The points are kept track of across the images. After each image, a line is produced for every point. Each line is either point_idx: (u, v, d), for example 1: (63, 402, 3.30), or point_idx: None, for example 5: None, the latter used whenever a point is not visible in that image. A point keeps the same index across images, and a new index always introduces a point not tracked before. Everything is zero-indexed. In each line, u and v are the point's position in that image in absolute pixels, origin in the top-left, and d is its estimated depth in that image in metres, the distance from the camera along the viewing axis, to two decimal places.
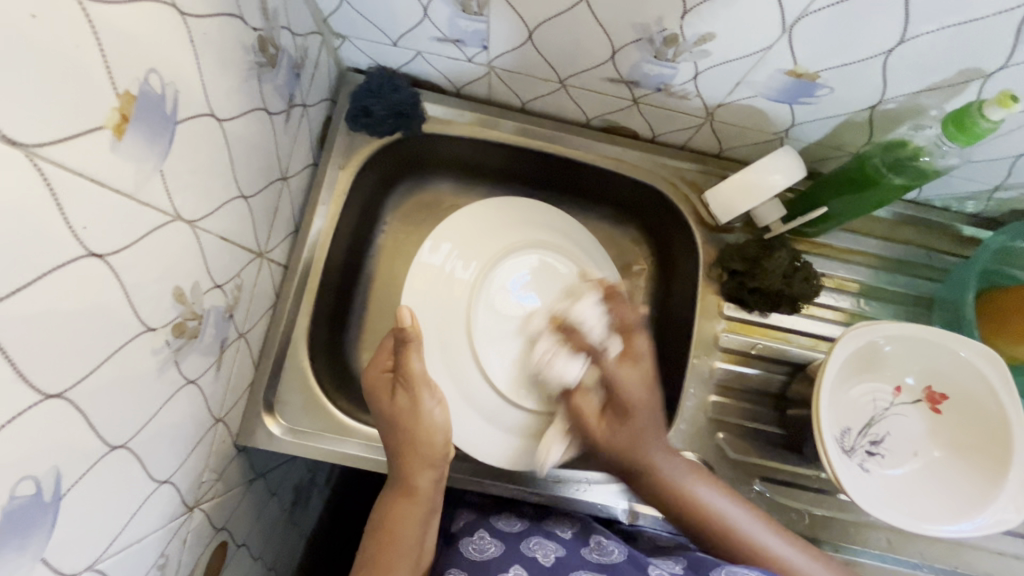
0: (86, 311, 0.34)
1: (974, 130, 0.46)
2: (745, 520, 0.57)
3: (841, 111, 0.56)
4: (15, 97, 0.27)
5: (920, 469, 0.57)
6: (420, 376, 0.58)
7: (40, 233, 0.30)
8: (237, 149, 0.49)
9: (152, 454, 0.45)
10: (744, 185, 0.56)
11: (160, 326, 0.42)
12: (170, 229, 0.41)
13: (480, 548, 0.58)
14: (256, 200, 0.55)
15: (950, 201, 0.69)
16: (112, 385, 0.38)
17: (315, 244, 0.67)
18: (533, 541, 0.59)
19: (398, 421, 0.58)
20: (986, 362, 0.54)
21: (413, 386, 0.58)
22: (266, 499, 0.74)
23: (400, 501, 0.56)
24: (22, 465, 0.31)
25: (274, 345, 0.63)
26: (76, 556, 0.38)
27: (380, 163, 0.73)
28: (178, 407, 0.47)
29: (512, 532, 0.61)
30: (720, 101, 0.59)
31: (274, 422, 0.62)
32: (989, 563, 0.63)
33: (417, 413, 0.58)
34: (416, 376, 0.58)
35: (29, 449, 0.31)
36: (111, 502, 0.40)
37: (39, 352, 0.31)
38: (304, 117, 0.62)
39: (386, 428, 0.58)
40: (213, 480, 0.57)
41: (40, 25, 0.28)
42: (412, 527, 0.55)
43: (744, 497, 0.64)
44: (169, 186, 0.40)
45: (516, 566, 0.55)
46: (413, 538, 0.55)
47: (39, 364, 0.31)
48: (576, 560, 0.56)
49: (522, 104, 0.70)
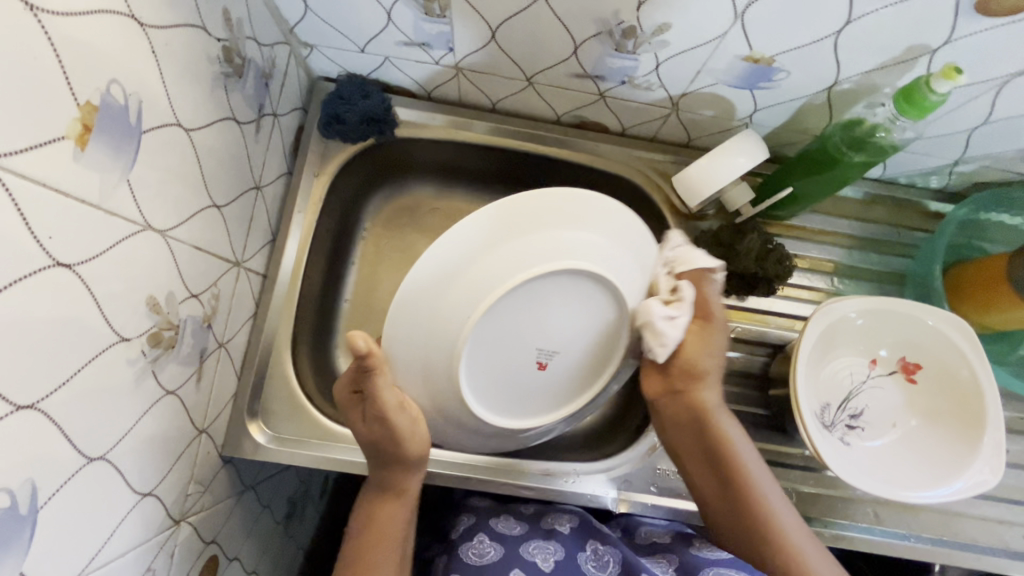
0: (55, 320, 0.34)
1: (924, 104, 0.48)
2: (784, 514, 0.56)
3: (800, 93, 0.57)
4: None
5: (899, 439, 0.58)
6: (391, 404, 0.53)
7: (4, 243, 0.30)
8: (207, 158, 0.49)
9: (132, 466, 0.44)
10: (711, 169, 0.57)
11: (134, 335, 0.42)
12: (140, 239, 0.41)
13: (479, 552, 0.62)
14: (230, 209, 0.55)
15: (914, 177, 0.71)
16: (87, 395, 0.38)
17: (293, 251, 0.67)
18: (533, 545, 0.62)
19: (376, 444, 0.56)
20: (953, 329, 0.56)
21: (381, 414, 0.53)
22: (258, 512, 0.73)
23: (385, 501, 0.60)
24: None
25: (256, 354, 0.63)
26: (57, 570, 0.37)
27: (355, 169, 0.73)
28: (158, 417, 0.47)
29: (511, 535, 0.64)
30: (683, 90, 0.61)
31: (258, 431, 0.61)
32: (981, 531, 0.63)
33: (397, 438, 0.55)
34: (388, 408, 0.53)
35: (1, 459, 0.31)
36: (91, 515, 0.40)
37: (8, 362, 0.31)
38: (275, 127, 0.63)
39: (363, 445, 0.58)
40: (199, 492, 0.57)
41: None
42: (396, 521, 0.60)
43: None
44: (136, 195, 0.40)
45: (515, 569, 0.60)
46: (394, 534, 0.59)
47: (9, 375, 0.31)
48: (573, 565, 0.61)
49: (493, 104, 0.71)
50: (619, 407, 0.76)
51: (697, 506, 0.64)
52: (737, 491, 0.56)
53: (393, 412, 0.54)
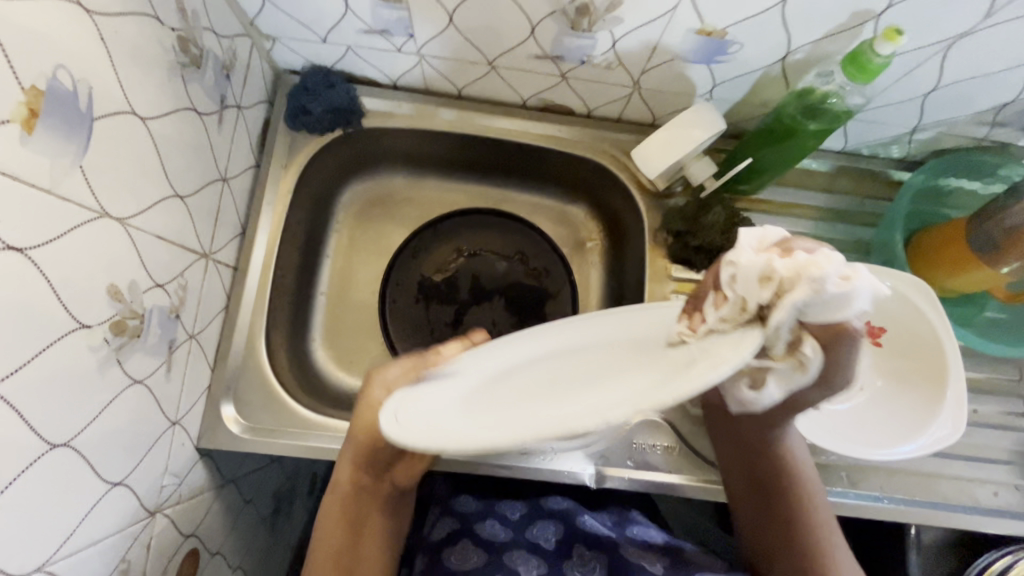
0: (10, 304, 0.34)
1: (870, 67, 0.49)
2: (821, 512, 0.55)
3: (755, 66, 0.58)
4: None
5: (866, 402, 0.58)
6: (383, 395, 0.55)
7: None
8: (166, 148, 0.49)
9: (100, 455, 0.44)
10: (670, 143, 0.58)
11: (96, 323, 0.42)
12: (97, 226, 0.42)
13: (463, 557, 0.62)
14: (195, 200, 0.56)
15: (876, 148, 0.73)
16: (48, 380, 0.38)
17: (263, 243, 0.67)
18: (517, 553, 0.62)
19: (363, 453, 0.55)
20: (914, 292, 0.57)
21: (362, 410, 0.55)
22: (240, 506, 0.73)
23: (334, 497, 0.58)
24: None
25: (229, 347, 0.63)
26: (23, 556, 0.38)
27: (324, 161, 0.74)
28: (125, 407, 0.47)
29: (497, 541, 0.64)
30: (643, 68, 0.62)
31: (233, 422, 0.61)
32: (952, 489, 0.64)
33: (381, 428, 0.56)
34: (362, 411, 0.55)
35: None
36: (58, 503, 0.40)
37: None
38: (240, 119, 0.63)
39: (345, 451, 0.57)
40: (176, 485, 0.57)
41: None
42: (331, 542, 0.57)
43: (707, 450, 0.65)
44: (91, 182, 0.40)
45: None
46: (341, 550, 0.56)
47: None
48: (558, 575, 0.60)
49: (458, 91, 0.71)
50: None
51: (673, 477, 0.64)
52: (775, 485, 0.56)
53: (367, 409, 0.54)
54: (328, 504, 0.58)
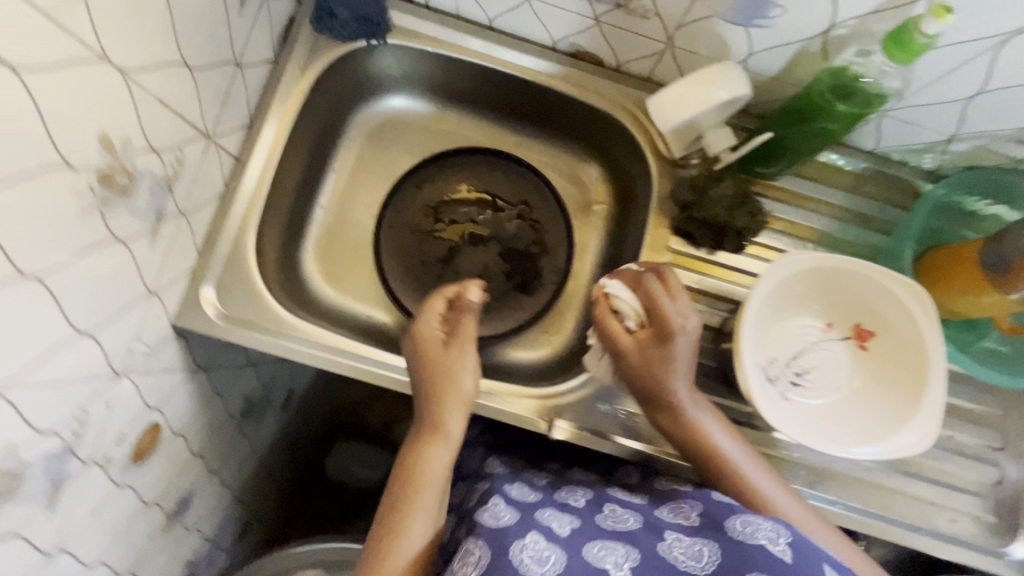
0: (9, 125, 0.36)
1: (911, 47, 0.46)
2: (733, 447, 0.59)
3: (796, 36, 0.56)
4: None
5: (840, 402, 0.58)
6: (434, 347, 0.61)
7: None
8: (180, 13, 0.48)
9: (70, 298, 0.45)
10: (689, 93, 0.51)
11: (82, 168, 0.43)
12: (96, 68, 0.41)
13: (494, 516, 0.51)
14: (204, 78, 0.55)
15: (908, 154, 0.70)
16: (36, 213, 0.40)
17: (268, 139, 0.66)
18: (547, 512, 0.53)
19: (422, 415, 0.59)
20: (904, 288, 0.55)
21: (449, 378, 0.59)
22: (211, 396, 0.76)
23: (432, 451, 0.56)
24: None
25: (219, 235, 0.64)
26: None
27: (346, 69, 0.73)
28: (105, 262, 0.48)
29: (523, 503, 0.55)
30: (679, 21, 0.59)
31: (209, 305, 0.62)
32: (910, 509, 0.64)
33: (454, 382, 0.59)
34: (451, 360, 0.60)
35: None
36: (39, 326, 0.43)
37: None
38: (264, 10, 0.62)
39: (448, 412, 0.58)
40: (146, 355, 0.58)
41: None
42: (430, 498, 0.54)
43: None
44: (96, 23, 0.40)
45: (534, 533, 0.48)
46: (445, 480, 0.55)
47: None
48: (592, 527, 0.52)
49: (488, 21, 0.69)
50: (570, 342, 0.77)
51: (631, 443, 0.64)
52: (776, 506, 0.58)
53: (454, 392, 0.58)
54: (430, 462, 0.56)
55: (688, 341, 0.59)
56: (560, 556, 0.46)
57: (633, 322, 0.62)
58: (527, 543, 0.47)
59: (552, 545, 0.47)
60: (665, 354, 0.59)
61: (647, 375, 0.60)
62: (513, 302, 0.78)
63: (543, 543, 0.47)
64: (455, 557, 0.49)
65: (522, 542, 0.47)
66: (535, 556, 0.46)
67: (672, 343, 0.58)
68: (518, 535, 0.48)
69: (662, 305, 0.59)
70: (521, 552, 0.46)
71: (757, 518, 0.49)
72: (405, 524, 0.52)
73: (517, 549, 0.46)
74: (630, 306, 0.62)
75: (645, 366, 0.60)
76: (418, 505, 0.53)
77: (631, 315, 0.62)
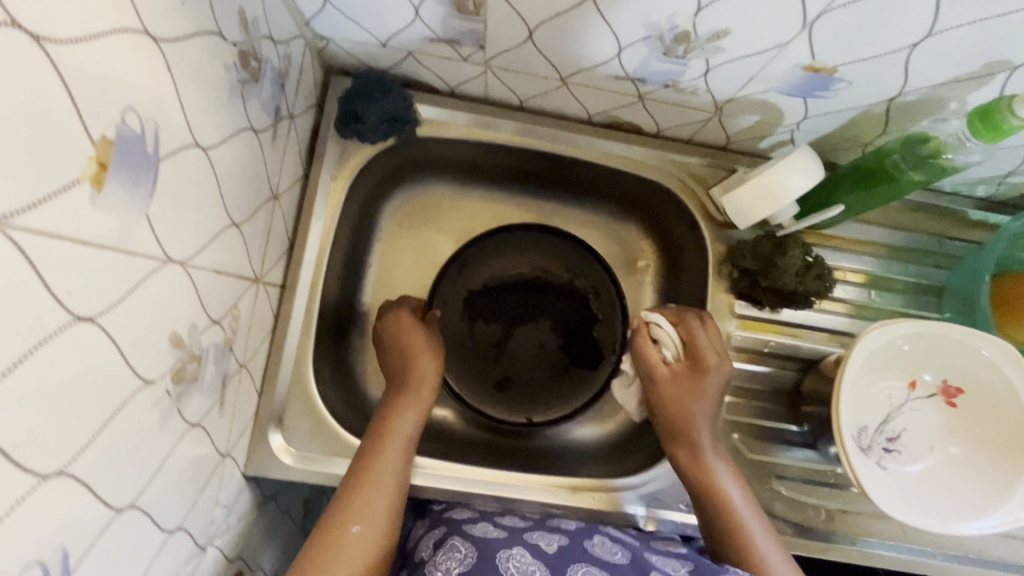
0: (91, 376, 0.33)
1: (1002, 128, 0.45)
2: (729, 479, 0.58)
3: (858, 104, 0.54)
4: (53, 236, 0.28)
5: (937, 464, 0.57)
6: (420, 345, 0.66)
7: (39, 315, 0.28)
8: (223, 175, 0.45)
9: (158, 506, 0.43)
10: (762, 188, 0.53)
11: (158, 377, 0.40)
12: (161, 273, 0.38)
13: (483, 529, 0.55)
14: (249, 225, 0.52)
15: (960, 186, 0.68)
16: (123, 445, 0.37)
17: (310, 259, 0.63)
18: (537, 533, 0.55)
19: (405, 412, 0.61)
20: (1006, 360, 0.55)
21: (413, 376, 0.63)
22: (278, 517, 0.74)
23: (389, 453, 0.57)
24: (42, 541, 0.30)
25: (276, 370, 0.61)
26: None
27: (374, 167, 0.70)
28: (184, 451, 0.45)
29: (515, 525, 0.57)
30: (730, 96, 0.57)
31: (284, 453, 0.60)
32: (1002, 547, 0.64)
33: (424, 375, 0.64)
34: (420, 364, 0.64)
35: (49, 522, 0.31)
36: (135, 549, 0.40)
37: (50, 439, 0.30)
38: (291, 130, 0.58)
39: (407, 417, 0.60)
40: (225, 515, 0.56)
41: (35, 130, 0.26)
42: (379, 496, 0.54)
43: (759, 495, 0.64)
44: (156, 230, 0.37)
45: (520, 547, 0.51)
46: (393, 480, 0.56)
47: (61, 450, 0.31)
48: (579, 552, 0.52)
49: (520, 101, 0.66)
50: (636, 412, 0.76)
51: None
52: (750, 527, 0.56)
53: (427, 373, 0.64)
54: (383, 462, 0.56)
55: (721, 383, 0.61)
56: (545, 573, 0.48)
57: (668, 352, 0.62)
58: (511, 555, 0.50)
59: (538, 561, 0.50)
60: (694, 384, 0.60)
61: (673, 406, 0.61)
62: (574, 379, 0.76)
63: (529, 558, 0.50)
64: (439, 551, 0.53)
65: (509, 552, 0.50)
66: (520, 568, 0.49)
67: (707, 378, 0.60)
68: (505, 548, 0.51)
69: (703, 345, 0.61)
70: (507, 561, 0.49)
71: None
72: (357, 523, 0.52)
73: (503, 558, 0.49)
74: (671, 338, 0.62)
75: (675, 396, 0.61)
76: (369, 492, 0.54)
77: (668, 345, 0.62)
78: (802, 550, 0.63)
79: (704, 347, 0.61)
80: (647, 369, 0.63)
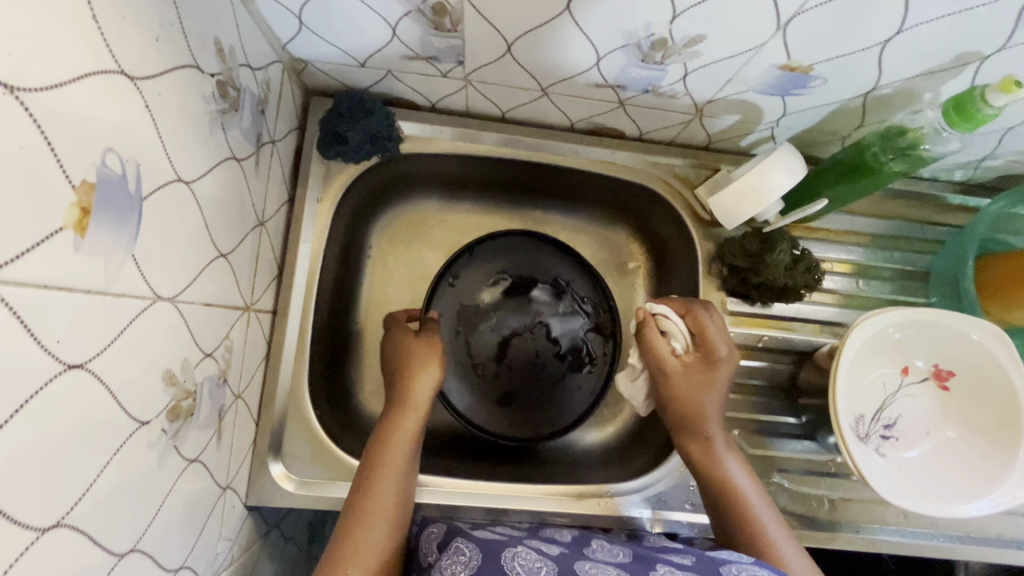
0: (85, 423, 0.32)
1: (976, 117, 0.46)
2: (741, 475, 0.59)
3: (835, 99, 0.54)
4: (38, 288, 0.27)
5: (934, 448, 0.58)
6: (416, 365, 0.64)
7: (27, 368, 0.27)
8: (208, 207, 0.45)
9: (160, 546, 0.42)
10: (745, 189, 0.55)
11: (153, 417, 0.39)
12: (150, 312, 0.38)
13: (484, 532, 0.54)
14: (237, 254, 0.51)
15: (939, 173, 0.70)
16: (121, 489, 0.36)
17: (301, 283, 0.63)
18: (536, 540, 0.54)
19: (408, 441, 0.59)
20: (996, 344, 0.56)
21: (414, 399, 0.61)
22: (282, 545, 0.73)
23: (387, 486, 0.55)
24: None
25: (273, 397, 0.60)
26: None
27: (360, 186, 0.69)
28: (184, 488, 0.45)
29: (511, 532, 0.56)
30: (710, 97, 0.57)
31: (285, 480, 0.59)
32: (1003, 525, 0.65)
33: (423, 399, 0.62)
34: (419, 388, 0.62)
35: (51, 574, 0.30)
36: None
37: (46, 492, 0.29)
38: (274, 155, 0.58)
39: (407, 446, 0.58)
40: (228, 548, 0.55)
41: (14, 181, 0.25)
42: (378, 534, 0.53)
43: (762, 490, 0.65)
44: (143, 269, 0.36)
45: (522, 547, 0.50)
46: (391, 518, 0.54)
47: (57, 502, 0.30)
48: (580, 555, 0.51)
49: (502, 113, 0.66)
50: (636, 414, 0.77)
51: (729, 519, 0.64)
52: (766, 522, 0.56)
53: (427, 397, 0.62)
54: (382, 496, 0.54)
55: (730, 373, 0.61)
56: (550, 566, 0.46)
57: (678, 345, 0.61)
58: (516, 553, 0.48)
59: (543, 560, 0.48)
60: (707, 376, 0.60)
61: (687, 399, 0.60)
62: (574, 385, 0.76)
63: (534, 556, 0.48)
64: (444, 554, 0.51)
65: (513, 552, 0.48)
66: (527, 564, 0.46)
67: (718, 369, 0.60)
68: (509, 549, 0.49)
69: (711, 334, 0.60)
70: (514, 560, 0.47)
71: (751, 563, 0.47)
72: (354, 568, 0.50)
73: (509, 557, 0.47)
74: (679, 330, 0.61)
75: (686, 389, 0.60)
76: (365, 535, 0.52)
77: (677, 337, 0.61)
78: (808, 542, 0.63)
79: (713, 337, 0.60)
80: (657, 363, 0.61)
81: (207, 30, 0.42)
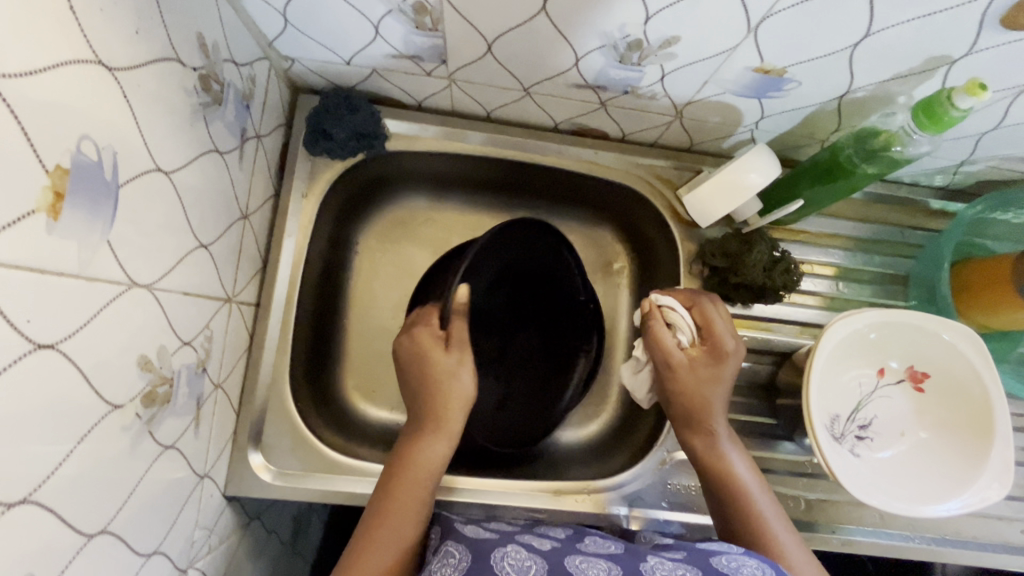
0: (56, 403, 0.33)
1: (943, 119, 0.47)
2: (746, 471, 0.59)
3: (810, 102, 0.55)
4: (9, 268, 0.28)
5: (907, 449, 0.58)
6: (446, 367, 0.63)
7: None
8: (189, 198, 0.45)
9: (133, 530, 0.43)
10: (722, 187, 0.55)
11: (127, 401, 0.40)
12: (127, 298, 0.38)
13: (476, 530, 0.53)
14: (219, 245, 0.52)
15: (918, 177, 0.70)
16: (93, 469, 0.37)
17: (284, 276, 0.64)
18: (528, 536, 0.54)
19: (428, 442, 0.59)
20: (968, 345, 0.57)
21: (444, 399, 0.62)
22: (263, 538, 0.73)
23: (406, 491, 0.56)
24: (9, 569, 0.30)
25: (254, 389, 0.61)
26: None
27: (346, 183, 0.70)
28: (159, 473, 0.46)
29: (505, 529, 0.56)
30: (689, 99, 0.58)
31: (263, 470, 0.60)
32: (979, 528, 0.66)
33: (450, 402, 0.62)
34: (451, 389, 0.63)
35: (18, 548, 0.31)
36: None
37: (14, 467, 0.30)
38: (259, 150, 0.59)
39: (433, 450, 0.59)
40: (205, 537, 0.56)
41: None
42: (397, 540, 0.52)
43: None
44: (119, 255, 0.37)
45: (513, 545, 0.50)
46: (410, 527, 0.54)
47: (26, 479, 0.31)
48: (571, 549, 0.51)
49: (487, 112, 0.68)
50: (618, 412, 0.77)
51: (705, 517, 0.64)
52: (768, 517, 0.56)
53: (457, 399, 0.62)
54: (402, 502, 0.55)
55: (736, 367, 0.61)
56: (541, 563, 0.46)
57: (685, 337, 0.62)
58: (506, 552, 0.48)
59: (532, 556, 0.48)
60: (712, 369, 0.60)
61: (692, 392, 0.60)
62: (557, 383, 0.76)
63: (524, 553, 0.48)
64: (435, 556, 0.50)
65: (503, 552, 0.48)
66: (517, 564, 0.46)
67: (724, 363, 0.60)
68: (500, 548, 0.49)
69: (716, 327, 0.61)
70: (503, 559, 0.46)
71: (744, 556, 0.47)
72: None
73: (498, 557, 0.47)
74: (685, 322, 0.62)
75: (692, 382, 0.60)
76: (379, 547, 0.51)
77: (682, 329, 0.62)
78: None
79: (718, 330, 0.61)
80: (661, 355, 0.61)
81: (190, 25, 0.43)
